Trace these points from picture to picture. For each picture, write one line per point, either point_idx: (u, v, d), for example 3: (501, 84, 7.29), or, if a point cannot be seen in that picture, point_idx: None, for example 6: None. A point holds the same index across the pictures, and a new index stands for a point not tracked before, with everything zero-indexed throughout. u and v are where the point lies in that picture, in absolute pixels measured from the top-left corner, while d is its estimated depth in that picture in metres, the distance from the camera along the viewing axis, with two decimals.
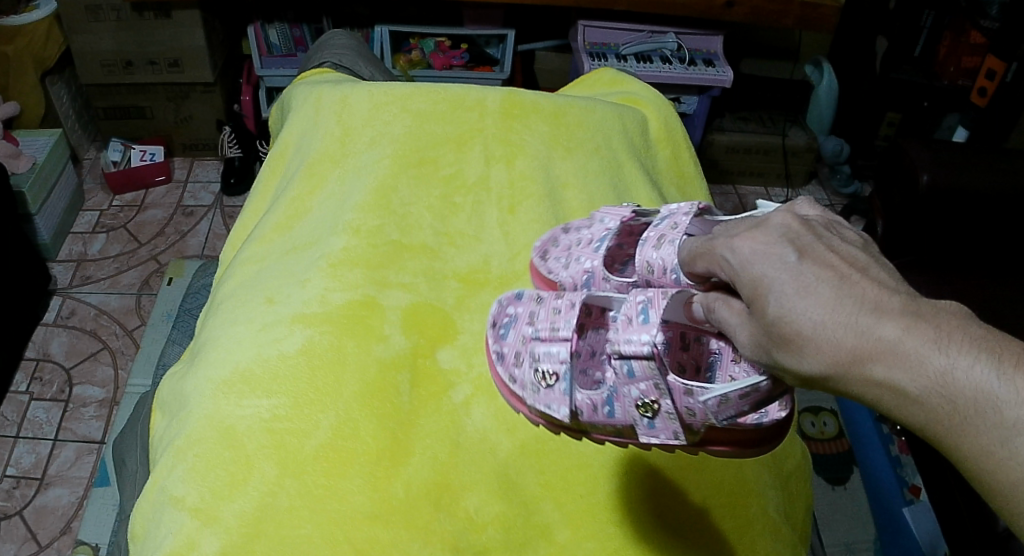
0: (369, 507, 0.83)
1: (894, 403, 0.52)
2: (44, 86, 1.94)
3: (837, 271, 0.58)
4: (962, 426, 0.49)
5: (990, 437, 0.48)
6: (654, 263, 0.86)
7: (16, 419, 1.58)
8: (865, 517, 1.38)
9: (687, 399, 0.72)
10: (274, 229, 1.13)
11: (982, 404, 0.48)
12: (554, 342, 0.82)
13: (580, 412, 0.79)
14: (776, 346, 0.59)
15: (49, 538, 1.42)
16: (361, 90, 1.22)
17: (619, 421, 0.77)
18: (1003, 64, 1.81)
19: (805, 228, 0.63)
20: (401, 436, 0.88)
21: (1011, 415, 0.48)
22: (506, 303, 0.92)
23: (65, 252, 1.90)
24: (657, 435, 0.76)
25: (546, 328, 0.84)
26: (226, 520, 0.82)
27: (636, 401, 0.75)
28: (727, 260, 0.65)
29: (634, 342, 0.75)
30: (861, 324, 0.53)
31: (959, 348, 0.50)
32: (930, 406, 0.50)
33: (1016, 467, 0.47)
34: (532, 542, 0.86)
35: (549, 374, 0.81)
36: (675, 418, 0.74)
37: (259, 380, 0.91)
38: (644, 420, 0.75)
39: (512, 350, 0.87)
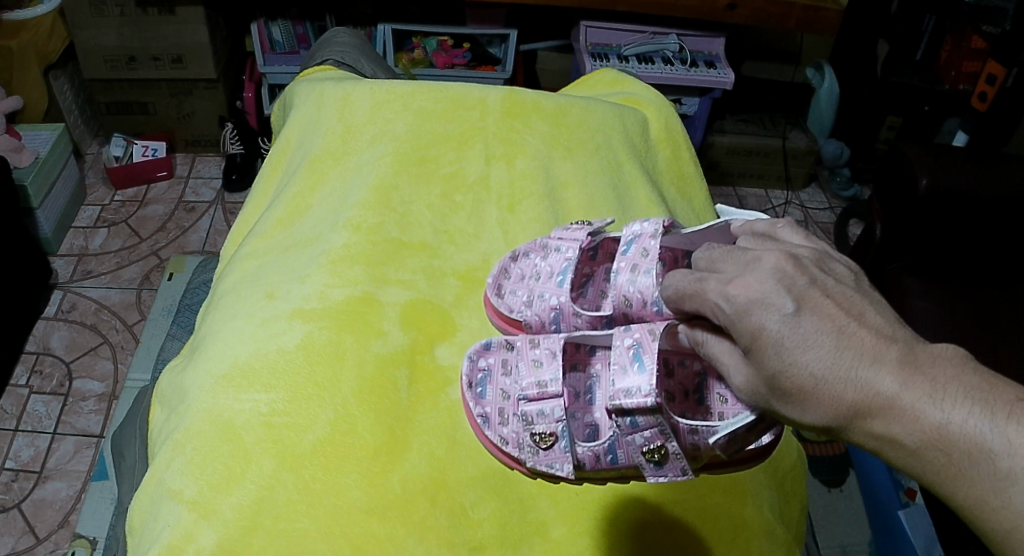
0: (365, 501, 0.83)
1: (892, 454, 0.54)
2: (47, 80, 1.94)
3: (835, 322, 0.56)
4: (958, 476, 0.52)
5: (985, 487, 0.51)
6: (632, 297, 0.89)
7: (16, 412, 1.59)
8: (859, 518, 1.40)
9: (692, 436, 0.77)
10: (274, 225, 1.13)
11: (976, 456, 0.51)
12: (546, 401, 0.84)
13: (583, 464, 0.81)
14: (774, 396, 0.58)
15: (47, 531, 1.42)
16: (363, 88, 1.23)
17: (623, 466, 0.80)
18: (1004, 69, 1.71)
19: (800, 270, 0.59)
20: (399, 431, 0.89)
21: (1004, 467, 0.50)
22: (475, 356, 0.92)
23: (66, 246, 1.91)
24: (666, 475, 0.78)
25: (533, 387, 0.85)
26: (223, 513, 0.82)
27: (643, 448, 0.77)
28: (719, 307, 0.60)
29: (633, 398, 0.76)
30: (861, 378, 0.54)
31: (955, 400, 0.52)
32: (929, 458, 0.52)
33: (1008, 516, 0.50)
34: (528, 539, 0.85)
35: (545, 434, 0.82)
36: (682, 456, 0.76)
37: (258, 374, 0.92)
38: (650, 464, 0.77)
39: (494, 409, 0.88)
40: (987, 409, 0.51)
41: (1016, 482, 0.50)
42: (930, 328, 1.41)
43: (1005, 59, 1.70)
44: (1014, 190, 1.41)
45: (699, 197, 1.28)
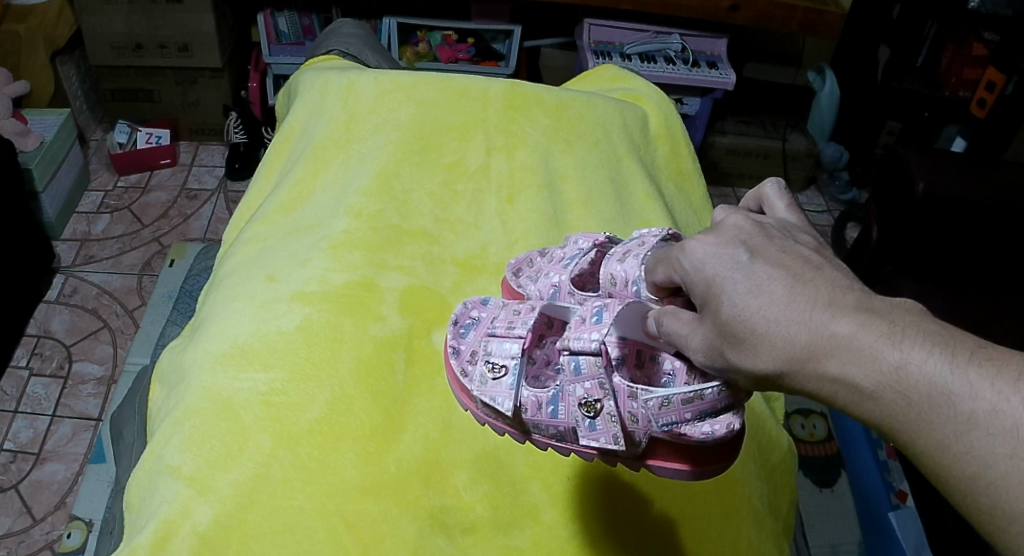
0: (360, 480, 0.84)
1: (849, 401, 0.51)
2: (55, 66, 1.96)
3: (790, 270, 0.56)
4: (918, 420, 0.48)
5: (945, 431, 0.47)
6: (617, 276, 0.82)
7: (16, 393, 1.60)
8: (851, 519, 1.40)
9: (630, 404, 0.72)
10: (277, 210, 1.14)
11: (936, 397, 0.47)
12: (508, 339, 0.82)
13: (523, 409, 0.78)
14: (728, 345, 0.57)
15: (44, 513, 1.43)
16: (368, 77, 1.24)
17: (561, 423, 0.76)
18: (1004, 76, 1.76)
19: (758, 230, 0.61)
20: (395, 414, 0.90)
21: (966, 409, 0.47)
22: (470, 306, 0.90)
23: (69, 231, 1.92)
24: (597, 439, 0.74)
25: (503, 326, 0.83)
26: (220, 490, 0.83)
27: (581, 400, 0.74)
28: (681, 264, 0.63)
29: (583, 339, 0.75)
30: (815, 321, 0.52)
31: (913, 342, 0.49)
32: (885, 401, 0.49)
33: (971, 462, 0.46)
34: (519, 522, 0.87)
35: (498, 365, 0.80)
36: (616, 420, 0.73)
37: (257, 353, 0.93)
38: (585, 420, 0.74)
39: (468, 347, 0.85)
40: (947, 352, 0.48)
41: (978, 426, 0.46)
42: None
43: (1005, 67, 1.75)
44: (1011, 195, 1.42)
45: (697, 193, 1.30)
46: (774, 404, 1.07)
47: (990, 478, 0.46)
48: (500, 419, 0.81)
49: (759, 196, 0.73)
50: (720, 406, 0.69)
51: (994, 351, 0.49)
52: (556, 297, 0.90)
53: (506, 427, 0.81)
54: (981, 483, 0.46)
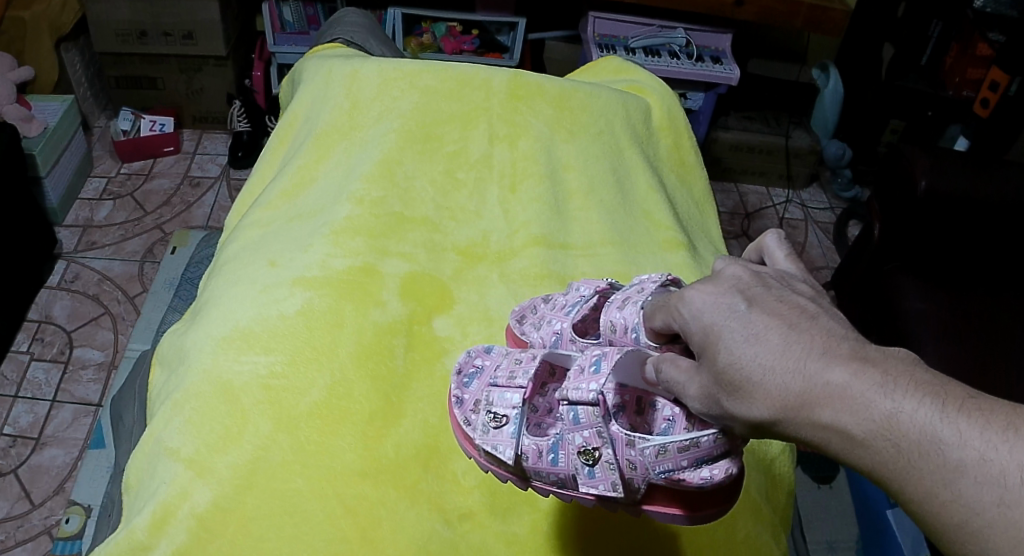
0: (358, 464, 0.85)
1: (841, 448, 0.50)
2: (59, 52, 1.96)
3: (786, 319, 0.56)
4: (907, 468, 0.47)
5: (934, 479, 0.46)
6: (616, 322, 0.81)
7: (16, 378, 1.60)
8: (847, 516, 1.41)
9: (629, 452, 0.70)
10: (279, 195, 1.14)
11: (925, 447, 0.47)
12: (509, 389, 0.81)
13: (524, 457, 0.76)
14: (724, 392, 0.57)
15: (43, 497, 1.44)
16: (371, 65, 1.24)
17: (562, 470, 0.74)
18: (1007, 76, 1.73)
19: (756, 280, 0.61)
20: (395, 399, 0.91)
21: (954, 458, 0.46)
22: (474, 354, 0.89)
23: (72, 217, 1.92)
24: (596, 487, 0.72)
25: (504, 376, 0.83)
26: (220, 472, 0.83)
27: (579, 449, 0.73)
28: (681, 313, 0.64)
29: (581, 389, 0.75)
30: (809, 369, 0.52)
31: (905, 392, 0.49)
32: (877, 449, 0.49)
33: (957, 510, 0.46)
34: (517, 507, 0.87)
35: (500, 415, 0.79)
36: (614, 468, 0.71)
37: (258, 338, 0.93)
38: (584, 468, 0.73)
39: (472, 397, 0.83)
40: (936, 401, 0.48)
41: (966, 474, 0.46)
42: (921, 329, 1.42)
43: (1009, 67, 1.72)
44: (1013, 195, 1.41)
45: (699, 185, 1.30)
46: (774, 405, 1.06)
47: (977, 527, 0.45)
48: (502, 467, 0.79)
49: (759, 247, 0.73)
50: (717, 452, 0.67)
51: (983, 400, 0.48)
52: (558, 344, 0.87)
53: (508, 475, 0.79)
54: (967, 531, 0.45)
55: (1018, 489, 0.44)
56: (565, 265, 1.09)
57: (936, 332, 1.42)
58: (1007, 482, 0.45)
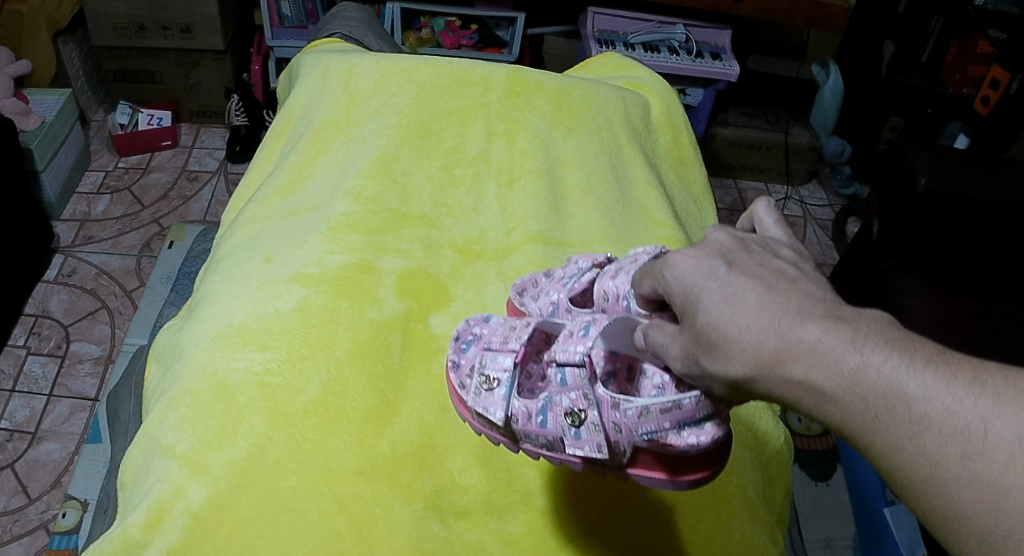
0: (354, 463, 0.84)
1: (812, 405, 0.50)
2: (57, 46, 1.96)
3: (765, 281, 0.55)
4: (874, 422, 0.47)
5: (900, 433, 0.46)
6: (609, 291, 0.81)
7: (14, 372, 1.60)
8: (845, 513, 1.42)
9: (614, 414, 0.70)
10: (275, 191, 1.14)
11: (892, 400, 0.46)
12: (502, 352, 0.80)
13: (514, 419, 0.77)
14: (702, 351, 0.56)
15: (39, 492, 1.44)
16: (369, 60, 1.23)
17: (550, 433, 0.75)
18: (1008, 75, 1.73)
19: (738, 245, 0.61)
20: (390, 396, 0.90)
21: (919, 411, 0.46)
22: (472, 323, 0.88)
23: (69, 211, 1.92)
24: (582, 448, 0.72)
25: (498, 340, 0.82)
26: (213, 470, 0.83)
27: (566, 411, 0.73)
28: (665, 276, 0.63)
29: (569, 350, 0.74)
30: (783, 326, 0.51)
31: (874, 346, 0.48)
32: (845, 403, 0.48)
33: (922, 463, 0.45)
34: (512, 506, 0.86)
35: (492, 378, 0.79)
36: (600, 430, 0.71)
37: (254, 334, 0.93)
38: (570, 429, 0.73)
39: (468, 362, 0.83)
40: (902, 354, 0.48)
41: (930, 427, 0.45)
42: (921, 326, 1.40)
43: (1011, 65, 1.71)
44: (1012, 193, 1.41)
45: (698, 184, 1.30)
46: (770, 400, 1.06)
47: (941, 479, 0.45)
48: (493, 429, 0.80)
49: (751, 216, 0.73)
50: (700, 415, 0.67)
51: (949, 357, 0.48)
52: (555, 315, 0.88)
53: (499, 437, 0.80)
54: (930, 485, 0.45)
55: (980, 439, 0.44)
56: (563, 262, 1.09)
57: (936, 329, 1.40)
58: (969, 433, 0.45)
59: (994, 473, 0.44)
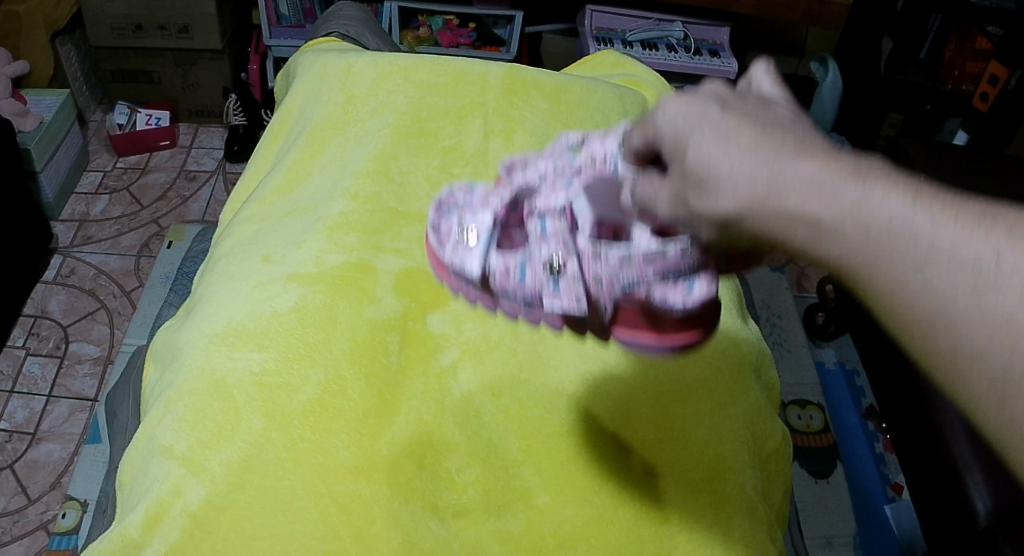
0: (352, 462, 0.84)
1: (808, 238, 0.46)
2: (55, 46, 1.96)
3: (759, 121, 0.51)
4: (876, 256, 0.44)
5: (904, 266, 0.44)
6: (597, 154, 0.70)
7: (13, 373, 1.60)
8: (845, 510, 1.43)
9: (596, 266, 0.62)
10: (274, 191, 1.15)
11: (897, 231, 0.44)
12: (478, 210, 0.69)
13: (489, 276, 0.65)
14: (690, 191, 0.50)
15: (39, 493, 1.44)
16: (366, 59, 1.24)
17: (528, 288, 0.63)
18: (1007, 70, 1.77)
19: (734, 95, 0.54)
20: (389, 395, 0.90)
21: (926, 242, 0.43)
22: (452, 191, 0.74)
23: (67, 211, 1.92)
24: (560, 303, 0.62)
25: (476, 201, 0.71)
26: (211, 470, 0.83)
27: (545, 263, 0.63)
28: (652, 124, 0.54)
29: (550, 199, 0.68)
30: (777, 163, 0.47)
31: (878, 179, 0.45)
32: (844, 234, 0.45)
33: (928, 299, 0.43)
34: (511, 505, 0.86)
35: (466, 231, 0.67)
36: (581, 281, 0.62)
37: (252, 334, 0.93)
38: (549, 282, 0.62)
39: (444, 223, 0.70)
40: (908, 189, 0.45)
41: (938, 258, 0.43)
42: None
43: (1009, 60, 1.77)
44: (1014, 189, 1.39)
45: None
46: (769, 398, 1.07)
47: (950, 317, 0.43)
48: (467, 289, 0.67)
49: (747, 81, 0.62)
50: (685, 266, 0.61)
51: (956, 194, 0.45)
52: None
53: (473, 297, 0.68)
54: (938, 325, 0.43)
55: (994, 269, 0.42)
56: None
57: None
58: (979, 262, 0.42)
59: (1010, 304, 0.41)
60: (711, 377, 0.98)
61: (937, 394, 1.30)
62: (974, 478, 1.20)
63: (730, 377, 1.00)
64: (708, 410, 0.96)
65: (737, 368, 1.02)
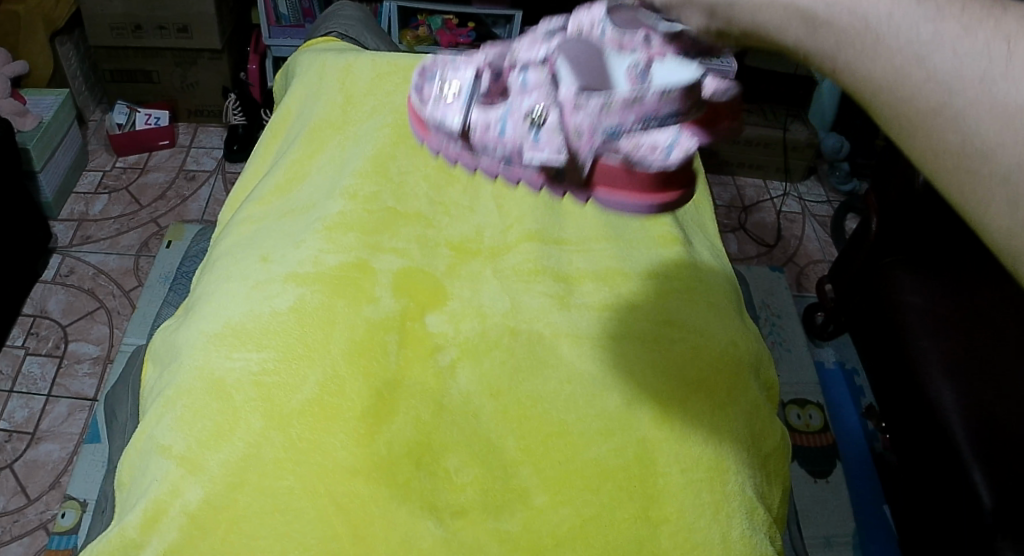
0: (351, 462, 0.84)
1: (801, 33, 0.49)
2: (54, 46, 1.96)
3: None
4: (874, 45, 0.46)
5: (906, 56, 0.45)
6: (587, 11, 0.66)
7: (12, 372, 1.60)
8: (844, 509, 1.44)
9: (578, 110, 0.57)
10: (273, 191, 1.15)
11: (900, 24, 0.45)
12: (462, 66, 0.66)
13: (469, 134, 0.62)
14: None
15: (38, 492, 1.44)
16: (365, 59, 1.25)
17: (507, 145, 0.60)
18: None
19: None
20: (388, 395, 0.90)
21: (929, 31, 0.44)
22: (434, 58, 0.70)
23: (67, 211, 1.92)
24: (540, 154, 0.58)
25: (461, 59, 0.68)
26: (209, 470, 0.83)
27: (525, 115, 0.59)
28: None
29: (532, 50, 0.65)
30: None
31: None
32: (840, 23, 0.47)
33: (933, 90, 0.44)
34: (509, 505, 0.85)
35: (447, 89, 0.64)
36: (561, 133, 0.57)
37: (250, 333, 0.93)
38: (530, 134, 0.59)
39: (426, 82, 0.67)
40: None
41: (942, 48, 0.43)
42: (918, 322, 1.39)
43: None
44: None
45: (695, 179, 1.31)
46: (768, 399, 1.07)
47: (956, 110, 0.43)
48: (443, 150, 0.63)
49: None
50: (665, 113, 0.56)
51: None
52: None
53: (451, 160, 0.64)
54: (947, 117, 0.43)
55: (1003, 61, 0.42)
56: (560, 260, 1.10)
57: (934, 323, 1.38)
58: (989, 53, 0.42)
59: (1013, 95, 0.41)
60: (711, 376, 0.98)
61: (937, 395, 1.29)
62: (977, 476, 1.18)
63: (730, 376, 0.99)
64: (708, 411, 0.95)
65: (735, 368, 1.00)
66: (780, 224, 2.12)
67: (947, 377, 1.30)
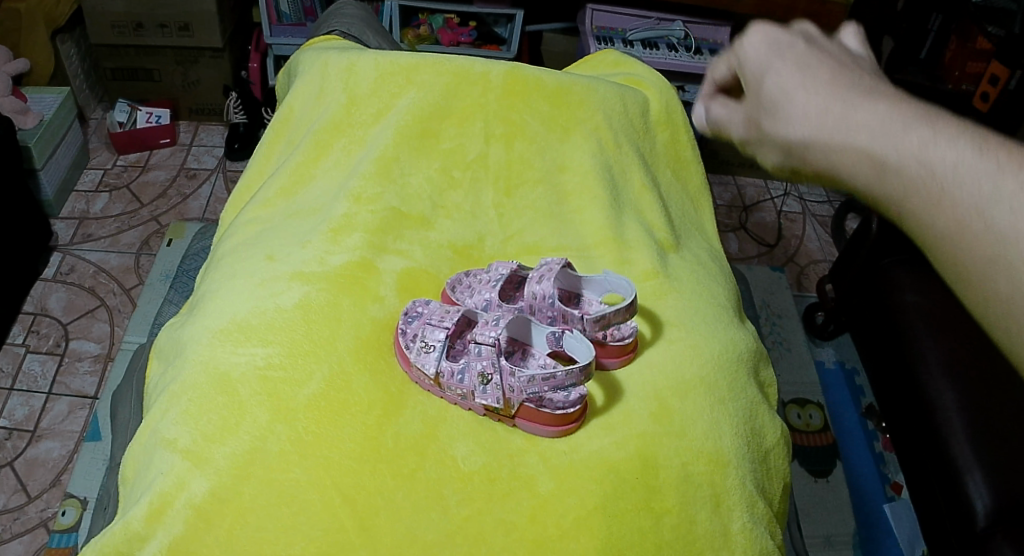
0: (356, 451, 0.84)
1: (870, 175, 0.55)
2: (55, 44, 1.96)
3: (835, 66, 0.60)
4: (940, 194, 0.52)
5: (965, 208, 0.51)
6: (536, 292, 1.01)
7: (12, 371, 1.60)
8: (843, 510, 1.44)
9: (512, 378, 0.89)
10: (277, 193, 1.15)
11: (960, 179, 0.51)
12: (439, 329, 0.94)
13: (440, 374, 0.91)
14: (763, 114, 0.61)
15: (39, 490, 1.44)
16: (367, 58, 1.21)
17: (465, 388, 0.90)
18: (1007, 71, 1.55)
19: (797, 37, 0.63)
20: (395, 391, 0.91)
21: (988, 189, 0.51)
22: (418, 302, 0.98)
23: (67, 209, 1.91)
24: (484, 399, 0.90)
25: (437, 319, 0.96)
26: (216, 462, 0.83)
27: (478, 371, 0.90)
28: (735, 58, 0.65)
29: (487, 333, 0.93)
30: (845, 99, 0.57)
31: (946, 138, 0.53)
32: (906, 172, 0.53)
33: (991, 240, 0.50)
34: (516, 492, 0.85)
35: (429, 344, 0.92)
36: (501, 389, 0.89)
37: (255, 329, 0.93)
38: (479, 387, 0.90)
39: (414, 332, 0.94)
40: (975, 140, 0.52)
41: (1001, 203, 0.50)
42: (919, 322, 1.40)
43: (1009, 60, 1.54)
44: None
45: (694, 180, 1.33)
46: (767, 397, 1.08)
47: (1008, 261, 0.50)
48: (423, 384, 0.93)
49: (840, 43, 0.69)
50: (567, 382, 0.88)
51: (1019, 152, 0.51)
52: (488, 309, 1.01)
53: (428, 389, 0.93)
54: (1000, 265, 0.50)
55: None
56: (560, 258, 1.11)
57: (932, 323, 1.38)
58: None
59: None
60: (711, 373, 0.98)
61: (937, 394, 1.29)
62: (975, 479, 1.19)
63: (729, 374, 0.99)
64: (709, 404, 0.95)
65: (734, 367, 1.01)
66: (780, 224, 2.12)
67: (947, 377, 1.31)
